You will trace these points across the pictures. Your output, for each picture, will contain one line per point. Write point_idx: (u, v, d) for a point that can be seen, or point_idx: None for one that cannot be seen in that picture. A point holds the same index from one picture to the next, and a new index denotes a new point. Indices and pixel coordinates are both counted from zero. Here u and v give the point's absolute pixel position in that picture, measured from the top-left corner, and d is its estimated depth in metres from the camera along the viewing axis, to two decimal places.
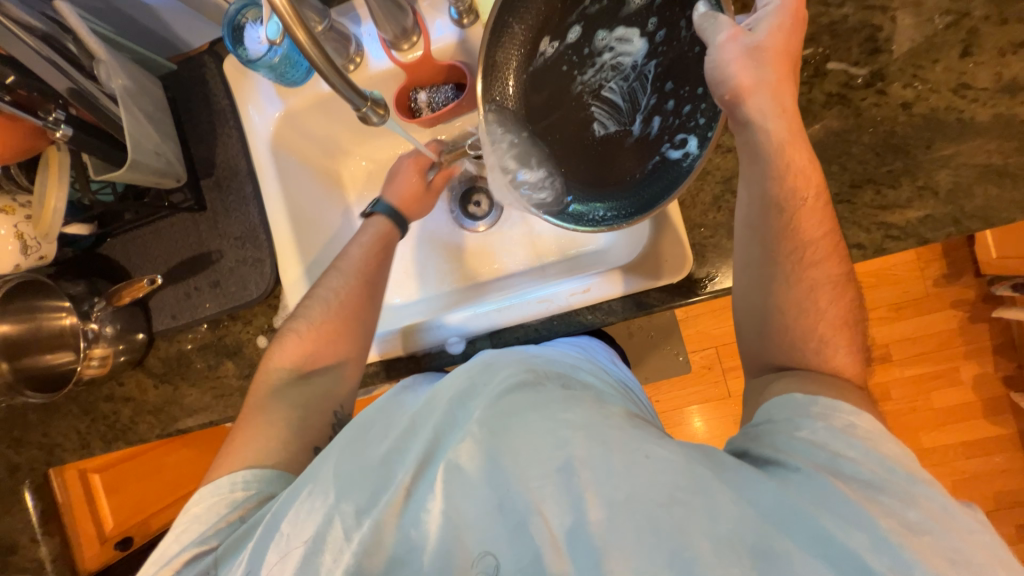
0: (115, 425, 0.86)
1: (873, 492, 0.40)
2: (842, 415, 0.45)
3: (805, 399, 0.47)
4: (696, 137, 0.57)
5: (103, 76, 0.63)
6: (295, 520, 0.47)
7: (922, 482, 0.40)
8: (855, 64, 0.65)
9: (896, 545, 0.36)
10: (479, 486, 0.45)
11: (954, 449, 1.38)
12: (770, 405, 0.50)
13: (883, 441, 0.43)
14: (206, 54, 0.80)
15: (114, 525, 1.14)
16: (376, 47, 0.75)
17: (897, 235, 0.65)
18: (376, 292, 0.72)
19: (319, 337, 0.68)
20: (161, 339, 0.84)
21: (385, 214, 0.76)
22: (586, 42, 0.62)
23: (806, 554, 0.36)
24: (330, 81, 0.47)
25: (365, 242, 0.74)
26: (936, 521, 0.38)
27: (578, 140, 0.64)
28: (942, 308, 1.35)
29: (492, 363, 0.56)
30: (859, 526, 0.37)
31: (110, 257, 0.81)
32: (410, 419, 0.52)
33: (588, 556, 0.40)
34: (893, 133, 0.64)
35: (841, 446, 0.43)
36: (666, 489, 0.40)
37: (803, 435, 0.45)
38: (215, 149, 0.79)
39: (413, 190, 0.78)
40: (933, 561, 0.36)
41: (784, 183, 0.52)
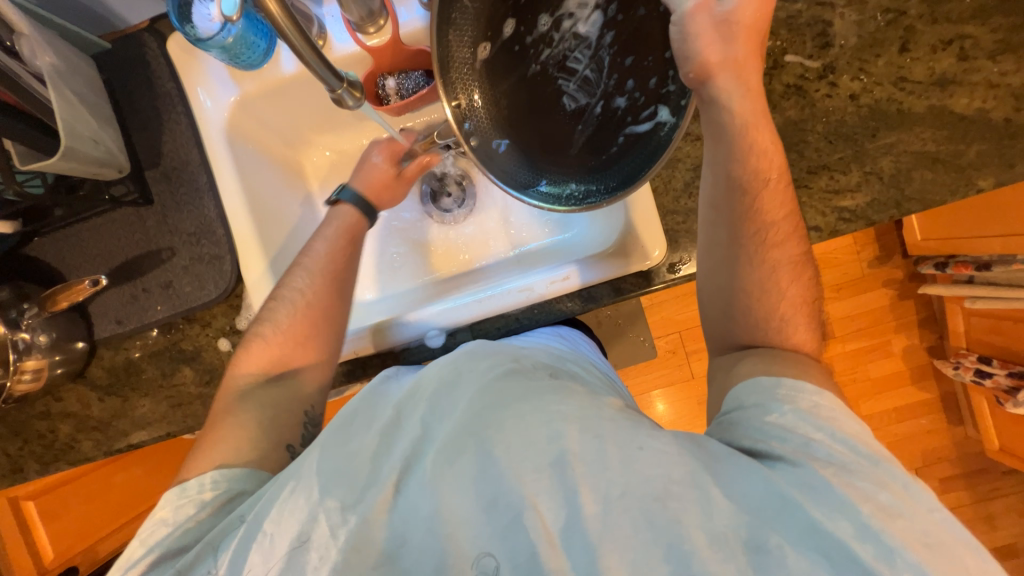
0: (53, 445, 0.78)
1: (844, 473, 0.42)
2: (807, 397, 0.48)
3: (774, 382, 0.50)
4: (667, 107, 0.56)
5: (26, 53, 0.56)
6: (279, 517, 0.45)
7: (887, 460, 0.43)
8: (809, 57, 0.70)
9: (877, 530, 0.39)
10: (469, 483, 0.44)
11: (889, 415, 1.52)
12: (740, 390, 0.52)
13: (847, 420, 0.46)
14: (145, 32, 0.72)
15: (55, 556, 1.03)
16: (340, 30, 0.71)
17: (849, 217, 0.70)
18: (343, 285, 0.68)
19: (283, 341, 0.65)
20: (105, 348, 0.76)
21: (352, 202, 0.71)
22: (533, 17, 0.58)
23: (798, 549, 0.38)
24: (303, 57, 0.44)
25: (328, 235, 0.70)
26: (904, 503, 0.40)
27: (547, 120, 0.60)
28: (876, 287, 1.49)
29: (477, 353, 0.55)
30: (842, 513, 0.40)
31: (39, 259, 0.72)
32: (396, 411, 0.51)
33: (583, 550, 0.40)
34: (843, 123, 0.69)
35: (810, 429, 0.46)
36: (659, 482, 0.41)
37: (773, 420, 0.47)
38: (162, 137, 0.73)
39: (382, 179, 0.74)
40: (911, 543, 0.39)
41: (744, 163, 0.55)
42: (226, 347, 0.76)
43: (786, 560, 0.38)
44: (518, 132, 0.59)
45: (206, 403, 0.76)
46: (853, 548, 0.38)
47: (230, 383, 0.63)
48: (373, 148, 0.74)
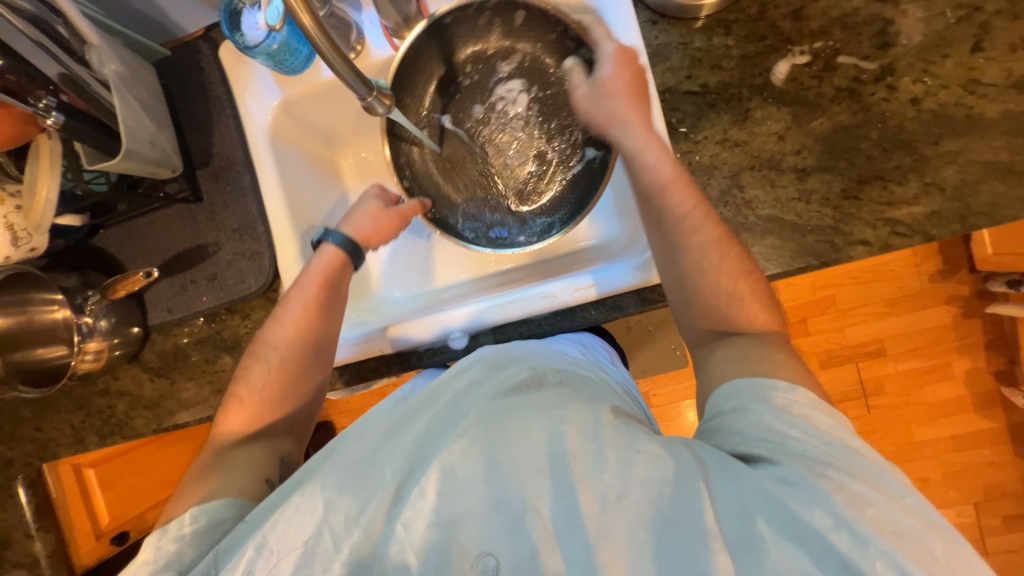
0: (110, 420, 0.85)
1: (822, 466, 0.40)
2: (780, 394, 0.46)
3: (751, 385, 0.48)
4: (593, 147, 0.70)
5: (95, 61, 0.61)
6: (285, 531, 0.43)
7: (857, 453, 0.41)
8: (866, 58, 0.65)
9: (851, 520, 0.37)
10: (473, 485, 0.44)
11: (944, 442, 1.40)
12: (716, 397, 0.50)
13: (823, 414, 0.44)
14: (200, 39, 0.77)
15: (110, 521, 1.10)
16: (377, 35, 0.74)
17: (903, 231, 0.64)
18: (320, 337, 0.68)
19: (267, 394, 0.65)
20: (157, 333, 0.82)
21: (337, 243, 0.69)
22: (471, 105, 0.75)
23: (782, 540, 0.38)
24: (336, 68, 0.46)
25: (303, 286, 0.68)
26: (876, 492, 0.39)
27: (500, 180, 0.75)
28: (937, 304, 1.37)
29: (493, 362, 0.56)
30: (819, 505, 0.38)
31: (103, 249, 0.79)
32: (402, 418, 0.52)
33: (580, 550, 0.40)
34: (901, 129, 0.64)
35: (785, 427, 0.43)
36: (655, 484, 0.41)
37: (751, 422, 0.45)
38: (212, 138, 0.77)
39: (366, 219, 0.71)
40: (884, 532, 0.36)
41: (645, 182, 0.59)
42: None
43: (768, 550, 0.37)
44: (476, 192, 0.76)
45: None
46: (830, 537, 0.37)
47: (225, 430, 0.64)
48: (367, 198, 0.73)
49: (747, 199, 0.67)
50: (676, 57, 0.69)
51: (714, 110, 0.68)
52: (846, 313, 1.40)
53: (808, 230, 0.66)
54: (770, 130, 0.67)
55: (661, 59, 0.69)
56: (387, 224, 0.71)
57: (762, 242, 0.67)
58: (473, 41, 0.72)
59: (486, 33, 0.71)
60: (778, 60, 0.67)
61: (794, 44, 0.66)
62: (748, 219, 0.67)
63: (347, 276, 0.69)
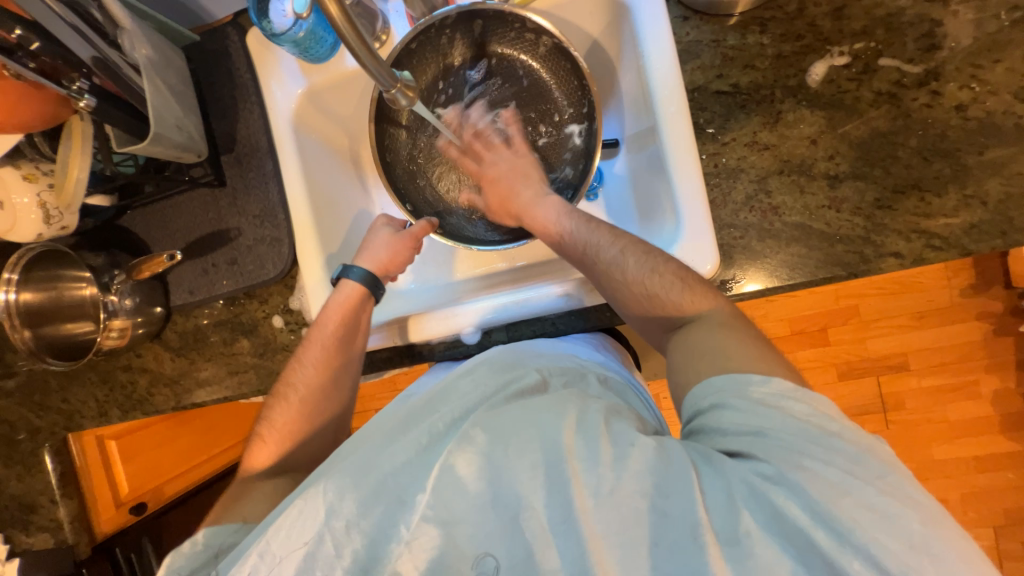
0: (132, 395, 0.88)
1: (797, 453, 0.41)
2: (755, 388, 0.47)
3: (726, 381, 0.48)
4: (574, 121, 0.74)
5: (126, 45, 0.62)
6: (285, 538, 0.44)
7: (833, 436, 0.42)
8: (909, 61, 0.62)
9: (825, 509, 0.38)
10: (472, 481, 0.43)
11: (965, 462, 1.35)
12: (695, 393, 0.51)
13: (795, 401, 0.45)
14: (229, 25, 0.78)
15: (130, 491, 1.13)
16: (403, 25, 0.73)
17: (939, 245, 0.61)
18: (338, 374, 0.70)
19: (286, 431, 0.68)
20: (178, 314, 0.84)
21: (356, 279, 0.70)
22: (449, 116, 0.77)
23: (766, 538, 0.39)
24: (362, 61, 0.46)
25: (324, 330, 0.69)
26: (849, 475, 0.39)
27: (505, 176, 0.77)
28: (967, 319, 1.32)
29: (493, 360, 0.56)
30: (793, 496, 0.39)
31: (130, 230, 0.81)
32: (402, 418, 0.52)
33: (575, 544, 0.41)
34: (943, 137, 0.61)
35: (760, 420, 0.44)
36: (647, 480, 0.41)
37: (727, 421, 0.46)
38: (237, 124, 0.78)
39: (382, 250, 0.72)
40: (855, 515, 0.38)
41: (545, 234, 0.68)
42: (279, 324, 0.82)
43: (754, 547, 0.38)
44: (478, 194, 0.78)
45: (259, 373, 0.83)
46: (809, 533, 0.38)
47: (252, 465, 0.67)
48: (379, 229, 0.74)
49: (774, 205, 0.65)
50: (707, 54, 0.67)
51: (744, 112, 0.66)
52: (869, 325, 1.35)
53: (836, 239, 0.64)
54: (802, 134, 0.64)
55: (692, 57, 0.67)
56: (401, 249, 0.72)
57: (787, 250, 0.65)
58: (448, 56, 0.74)
59: (447, 48, 0.73)
60: (815, 61, 0.64)
61: (834, 45, 0.64)
62: (774, 225, 0.65)
63: (366, 313, 0.71)
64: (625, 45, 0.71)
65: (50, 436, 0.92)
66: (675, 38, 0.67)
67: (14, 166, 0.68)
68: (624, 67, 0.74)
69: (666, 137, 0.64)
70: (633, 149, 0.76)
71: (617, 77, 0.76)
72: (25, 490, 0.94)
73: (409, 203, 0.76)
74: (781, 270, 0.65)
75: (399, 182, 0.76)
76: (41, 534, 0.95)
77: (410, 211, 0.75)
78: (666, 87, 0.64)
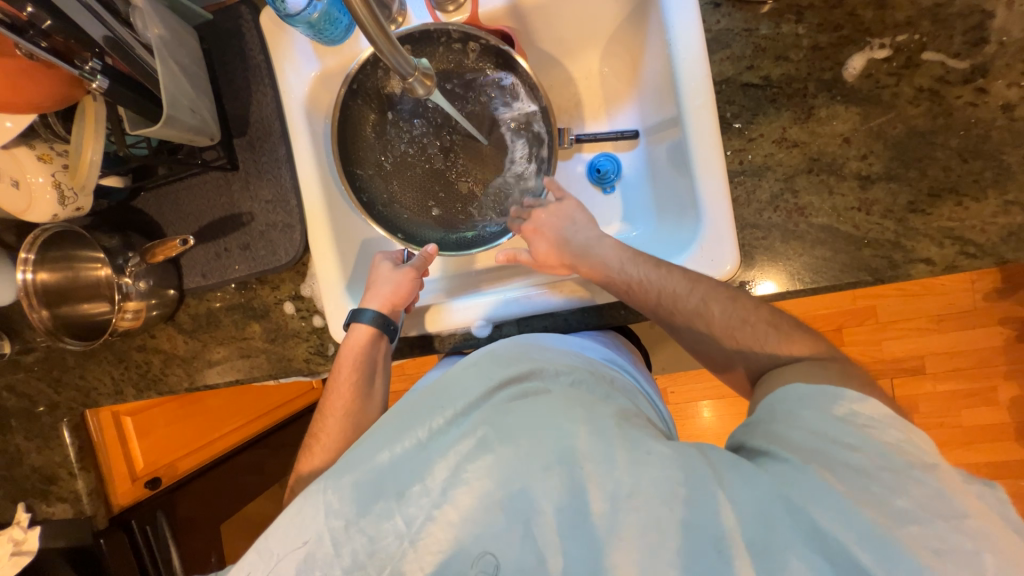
0: (146, 374, 0.89)
1: (873, 474, 0.40)
2: (845, 404, 0.45)
3: (815, 394, 0.47)
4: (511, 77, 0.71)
5: (140, 25, 0.61)
6: (287, 531, 0.45)
7: (909, 465, 0.40)
8: (955, 56, 0.59)
9: (882, 537, 0.37)
10: (483, 481, 0.43)
11: (977, 468, 1.33)
12: (774, 398, 0.49)
13: (896, 430, 0.42)
14: (242, 4, 0.76)
15: (145, 466, 1.13)
16: (419, 7, 0.71)
17: (974, 252, 0.59)
18: (359, 418, 0.69)
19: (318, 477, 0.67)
20: (191, 297, 0.85)
21: (369, 323, 0.70)
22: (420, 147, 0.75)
23: (803, 555, 0.37)
24: (378, 47, 0.45)
25: (339, 378, 0.70)
26: (921, 509, 0.38)
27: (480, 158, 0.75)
28: (989, 324, 1.28)
29: (497, 352, 0.54)
30: (842, 514, 0.38)
31: (143, 211, 0.81)
32: (401, 412, 0.50)
33: (588, 546, 0.41)
34: (986, 138, 0.58)
35: (838, 435, 0.43)
36: (667, 486, 0.41)
37: (804, 428, 0.45)
38: (250, 107, 0.77)
39: (388, 284, 0.71)
40: (917, 549, 0.36)
41: (613, 284, 0.65)
42: (290, 311, 0.82)
43: (788, 562, 0.37)
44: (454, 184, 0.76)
45: (270, 358, 0.83)
46: (853, 552, 0.37)
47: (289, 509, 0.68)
48: (379, 263, 0.73)
49: (800, 205, 0.62)
50: (738, 44, 0.64)
51: (775, 106, 0.63)
52: (887, 327, 1.32)
53: (864, 243, 0.61)
54: (834, 131, 0.61)
55: (722, 46, 0.64)
56: (406, 282, 0.71)
57: (811, 252, 0.62)
58: (388, 86, 0.72)
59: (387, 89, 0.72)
60: (853, 53, 0.61)
61: (874, 36, 0.60)
62: (800, 226, 0.62)
63: (382, 352, 0.71)
64: (653, 29, 0.68)
65: (68, 411, 0.95)
66: (705, 26, 0.64)
67: (29, 145, 0.68)
68: (650, 50, 0.70)
69: (690, 131, 0.62)
70: (655, 140, 0.74)
71: (641, 63, 0.73)
72: (46, 462, 0.97)
73: (401, 232, 0.74)
74: (804, 273, 0.63)
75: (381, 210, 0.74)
76: (60, 504, 0.98)
77: (405, 240, 0.73)
78: (694, 78, 0.61)
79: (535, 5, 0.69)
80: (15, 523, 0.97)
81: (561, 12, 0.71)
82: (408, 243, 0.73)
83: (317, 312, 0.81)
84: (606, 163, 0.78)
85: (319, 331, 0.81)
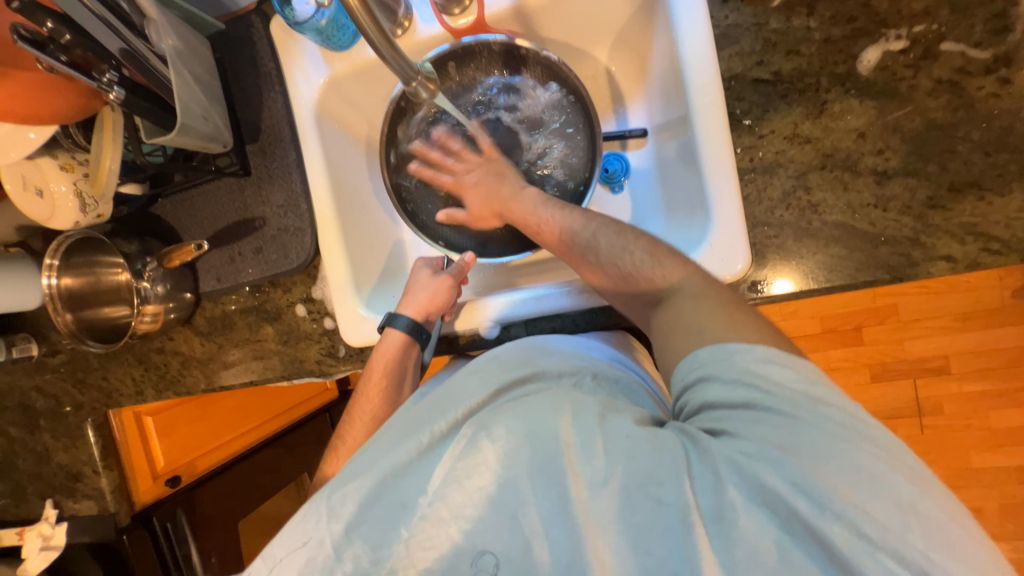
0: (165, 376, 0.91)
1: (784, 425, 0.41)
2: (745, 357, 0.45)
3: (711, 352, 0.46)
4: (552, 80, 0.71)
5: (154, 36, 0.62)
6: (290, 538, 0.46)
7: (818, 403, 0.41)
8: (976, 45, 0.56)
9: (816, 489, 0.37)
10: (473, 476, 0.43)
11: (1006, 472, 1.28)
12: (679, 369, 0.49)
13: (781, 365, 0.44)
14: (253, 14, 0.77)
15: (165, 464, 1.16)
16: (425, 10, 0.71)
17: (998, 248, 0.57)
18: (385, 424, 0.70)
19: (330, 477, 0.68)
20: (207, 300, 0.87)
21: (402, 329, 0.70)
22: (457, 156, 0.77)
23: (755, 516, 0.38)
24: (380, 52, 0.46)
25: (368, 384, 0.70)
26: (843, 444, 0.39)
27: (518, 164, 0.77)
28: (1018, 322, 1.23)
29: (500, 355, 0.54)
30: (777, 470, 0.38)
31: (161, 217, 0.83)
32: (398, 420, 0.51)
33: (569, 530, 0.41)
34: (1010, 130, 0.56)
35: (752, 395, 0.43)
36: (642, 470, 0.41)
37: (714, 396, 0.44)
38: (261, 113, 0.78)
39: (423, 291, 0.72)
40: (842, 490, 0.37)
41: (532, 211, 0.68)
42: (302, 313, 0.83)
43: (741, 523, 0.38)
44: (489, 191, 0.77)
45: (283, 359, 0.84)
46: (792, 503, 0.37)
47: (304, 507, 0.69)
48: (419, 269, 0.75)
49: (813, 203, 0.61)
50: (747, 39, 0.63)
51: (785, 102, 0.61)
52: (908, 326, 1.28)
53: (881, 240, 0.59)
54: (848, 126, 0.60)
55: (730, 42, 0.63)
56: (442, 291, 0.71)
57: (825, 250, 0.61)
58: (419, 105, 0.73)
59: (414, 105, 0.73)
60: (868, 45, 0.59)
61: (890, 27, 0.58)
62: (813, 224, 0.61)
63: (413, 360, 0.71)
64: (659, 25, 0.67)
65: (92, 411, 0.98)
66: (713, 22, 0.63)
67: (52, 155, 0.71)
68: (657, 45, 0.69)
69: (697, 127, 0.61)
70: (662, 139, 0.73)
71: (648, 60, 0.72)
72: (72, 460, 1.00)
73: (442, 240, 0.77)
74: (819, 272, 0.61)
75: (427, 220, 0.77)
76: (85, 501, 1.01)
77: (445, 248, 0.75)
78: (701, 75, 0.61)
79: (541, 5, 0.69)
80: (44, 519, 1.01)
81: (567, 12, 0.71)
82: (448, 251, 0.75)
83: (328, 314, 0.82)
84: (613, 162, 0.77)
85: (330, 332, 0.82)
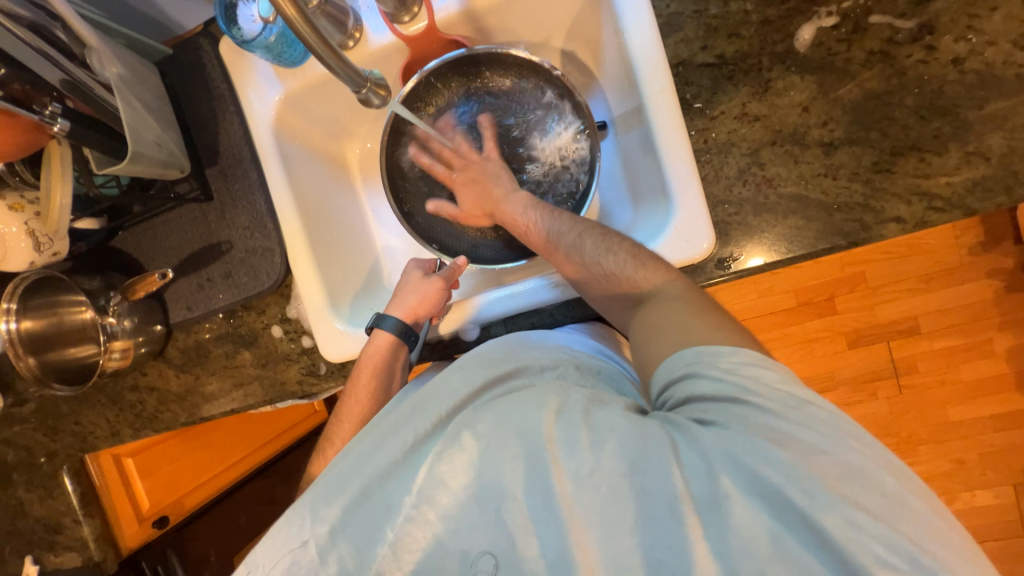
0: (142, 414, 0.88)
1: (758, 415, 0.42)
2: (729, 358, 0.47)
3: (698, 352, 0.48)
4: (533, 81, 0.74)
5: (97, 65, 0.60)
6: (270, 547, 0.45)
7: (794, 397, 0.43)
8: (901, 16, 0.60)
9: (800, 475, 0.38)
10: (460, 477, 0.43)
11: (981, 422, 1.33)
12: (662, 368, 0.51)
13: (760, 367, 0.46)
14: (200, 36, 0.76)
15: (150, 506, 1.12)
16: (376, 21, 0.71)
17: (942, 206, 0.60)
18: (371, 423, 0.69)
19: None
20: (178, 331, 0.84)
21: (390, 330, 0.70)
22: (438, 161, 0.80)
23: (737, 496, 0.39)
24: (329, 65, 0.46)
25: (357, 386, 0.69)
26: (822, 436, 0.41)
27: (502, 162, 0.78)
28: (976, 278, 1.29)
29: (484, 352, 0.54)
30: (766, 459, 0.39)
31: (122, 250, 0.81)
32: (380, 422, 0.50)
33: (555, 525, 0.41)
34: (941, 94, 0.59)
35: (741, 391, 0.44)
36: (626, 457, 0.42)
37: (700, 391, 0.46)
38: (218, 136, 0.77)
39: (415, 293, 0.72)
40: (818, 471, 0.39)
41: (515, 213, 0.70)
42: (279, 334, 0.81)
43: (729, 509, 0.39)
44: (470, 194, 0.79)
45: (264, 384, 0.83)
46: (782, 490, 0.38)
47: None
48: (409, 271, 0.75)
49: (768, 177, 0.63)
50: (689, 26, 0.65)
51: (732, 83, 0.64)
52: (877, 291, 1.33)
53: (834, 208, 0.62)
54: (793, 102, 0.62)
55: (674, 30, 0.65)
56: (432, 292, 0.71)
57: (784, 223, 0.63)
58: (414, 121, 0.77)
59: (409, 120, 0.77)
60: (802, 24, 0.62)
61: (821, 5, 0.61)
62: (770, 198, 0.63)
63: (400, 362, 0.70)
64: (606, 18, 0.68)
65: (66, 459, 0.94)
66: (655, 11, 0.65)
67: None
68: (607, 38, 0.71)
69: (652, 115, 0.63)
70: (622, 129, 0.75)
71: (601, 50, 0.74)
72: (49, 511, 0.96)
73: (435, 243, 0.78)
74: (780, 243, 0.63)
75: (421, 225, 0.78)
76: (67, 553, 0.97)
77: (438, 251, 0.77)
78: (650, 63, 0.62)
79: (489, 7, 0.70)
80: None
81: (515, 12, 0.72)
82: (442, 254, 0.76)
83: (306, 333, 0.81)
84: None
85: (309, 350, 0.81)
